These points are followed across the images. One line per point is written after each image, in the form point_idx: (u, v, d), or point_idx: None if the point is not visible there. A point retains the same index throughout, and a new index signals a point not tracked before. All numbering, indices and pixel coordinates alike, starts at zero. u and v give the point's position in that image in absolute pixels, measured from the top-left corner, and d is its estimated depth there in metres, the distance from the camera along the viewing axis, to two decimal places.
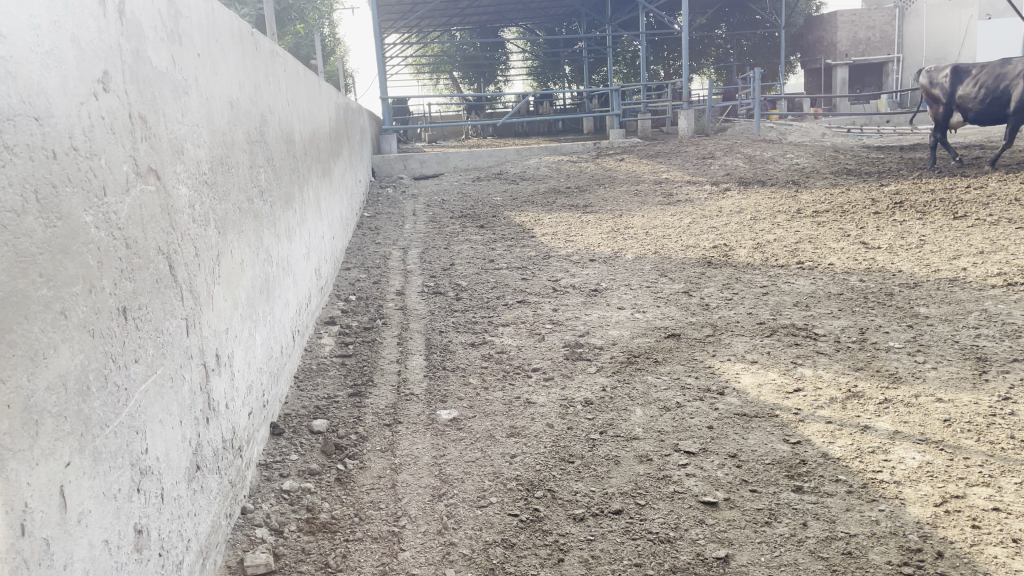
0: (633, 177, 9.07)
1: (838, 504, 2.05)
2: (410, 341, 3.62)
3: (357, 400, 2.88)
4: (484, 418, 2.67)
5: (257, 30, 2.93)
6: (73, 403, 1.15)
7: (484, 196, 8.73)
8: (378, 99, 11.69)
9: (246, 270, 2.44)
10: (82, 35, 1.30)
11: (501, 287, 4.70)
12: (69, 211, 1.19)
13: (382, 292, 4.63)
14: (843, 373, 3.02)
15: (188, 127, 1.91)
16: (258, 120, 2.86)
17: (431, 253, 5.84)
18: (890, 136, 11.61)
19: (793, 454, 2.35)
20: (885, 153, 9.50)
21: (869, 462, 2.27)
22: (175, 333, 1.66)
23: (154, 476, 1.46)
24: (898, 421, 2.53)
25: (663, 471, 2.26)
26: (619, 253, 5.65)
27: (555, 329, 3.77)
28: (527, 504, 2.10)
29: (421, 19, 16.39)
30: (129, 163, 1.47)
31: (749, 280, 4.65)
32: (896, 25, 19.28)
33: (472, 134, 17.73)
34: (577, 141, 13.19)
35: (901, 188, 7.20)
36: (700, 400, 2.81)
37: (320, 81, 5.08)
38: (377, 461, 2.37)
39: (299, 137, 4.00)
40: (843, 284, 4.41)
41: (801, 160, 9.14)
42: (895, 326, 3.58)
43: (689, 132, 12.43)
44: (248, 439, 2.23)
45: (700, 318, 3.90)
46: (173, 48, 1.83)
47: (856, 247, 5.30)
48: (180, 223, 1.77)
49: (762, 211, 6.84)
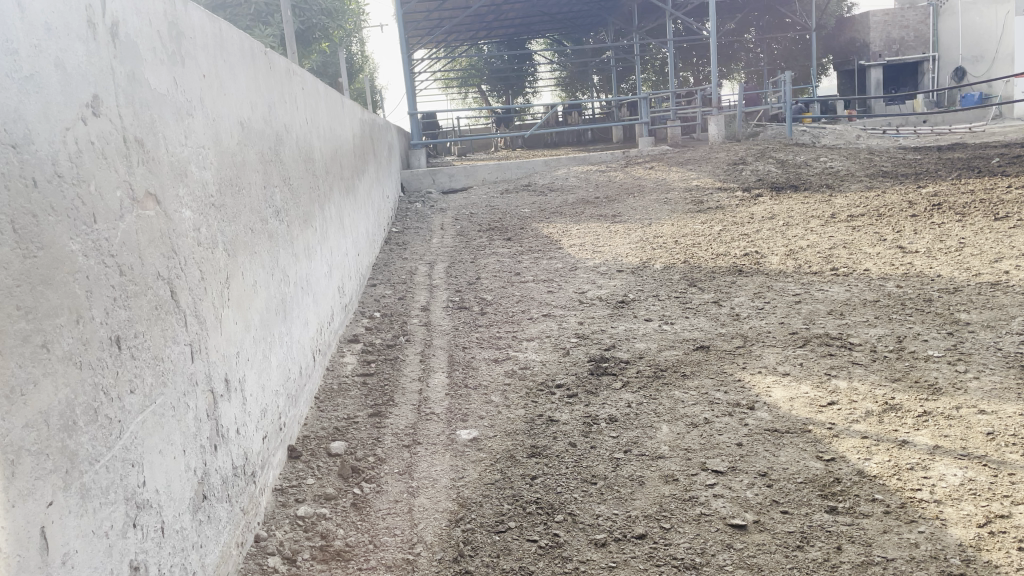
0: (663, 185, 8.96)
1: (874, 526, 1.94)
2: (432, 358, 3.56)
3: (377, 420, 2.83)
4: (505, 437, 2.61)
5: (270, 49, 2.91)
6: (56, 439, 1.11)
7: (512, 208, 8.68)
8: (407, 115, 11.73)
9: (260, 291, 2.40)
10: (68, 59, 1.27)
11: (526, 300, 4.63)
12: (52, 240, 1.15)
13: (407, 308, 4.60)
14: (879, 385, 2.90)
15: (192, 149, 1.88)
16: (272, 140, 2.83)
17: (457, 268, 5.79)
18: (927, 135, 11.44)
19: (828, 471, 2.24)
20: (922, 154, 9.28)
21: (908, 480, 2.15)
22: (177, 360, 1.62)
23: (152, 510, 1.42)
24: (938, 435, 2.41)
25: (689, 492, 2.17)
26: (647, 263, 5.55)
27: (580, 343, 3.70)
28: (547, 529, 2.03)
29: (449, 33, 16.45)
30: (124, 187, 1.44)
31: (781, 288, 4.53)
32: (931, 25, 18.94)
33: (501, 147, 17.72)
34: (607, 150, 13.10)
35: (939, 190, 7.01)
36: (730, 415, 2.71)
37: (342, 99, 5.09)
38: (394, 485, 2.31)
39: (320, 154, 3.98)
40: (879, 291, 4.27)
41: (835, 163, 8.97)
42: (934, 334, 3.45)
43: (719, 138, 12.28)
44: (262, 464, 2.19)
45: (730, 329, 3.79)
46: (173, 69, 1.80)
47: (892, 251, 5.14)
48: (182, 246, 1.73)
49: (796, 216, 6.69)
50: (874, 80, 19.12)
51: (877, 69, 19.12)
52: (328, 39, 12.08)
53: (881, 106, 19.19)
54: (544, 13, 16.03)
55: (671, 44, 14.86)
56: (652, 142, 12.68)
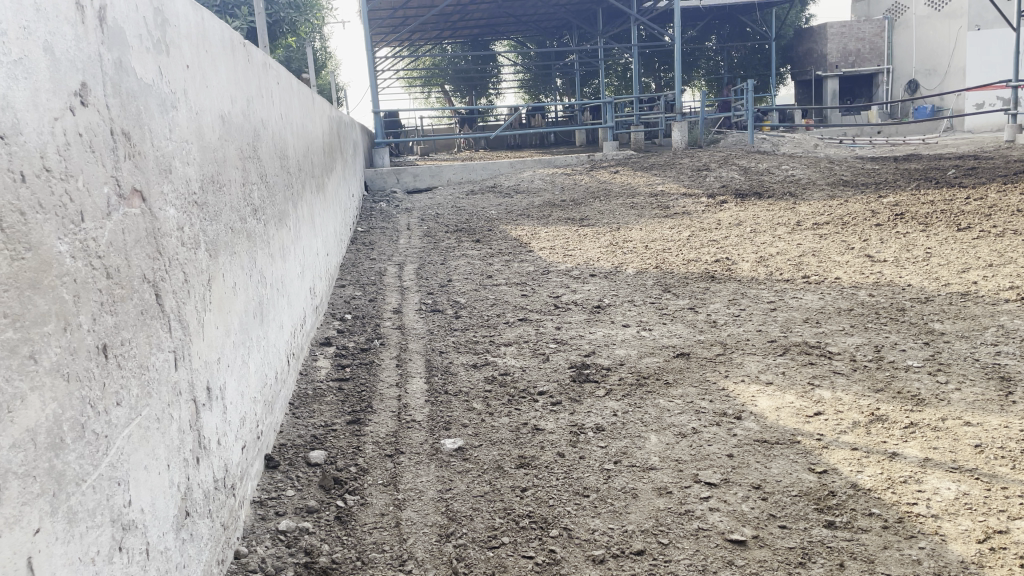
0: (629, 190, 8.94)
1: (874, 541, 1.92)
2: (409, 362, 3.47)
3: (356, 428, 2.74)
4: (491, 447, 2.53)
5: (249, 42, 2.80)
6: (43, 460, 1.01)
7: (478, 210, 8.60)
8: (370, 112, 11.54)
9: (239, 294, 2.30)
10: (56, 43, 1.16)
11: (501, 303, 4.56)
12: (40, 241, 1.05)
13: (378, 310, 4.49)
14: (863, 395, 2.89)
15: (177, 144, 1.78)
16: (251, 136, 2.72)
17: (427, 269, 5.69)
18: (883, 147, 11.66)
19: (821, 484, 2.22)
20: (880, 164, 9.43)
21: (902, 493, 2.14)
22: (162, 369, 1.52)
23: (138, 530, 1.32)
24: (926, 447, 2.41)
25: (685, 506, 2.13)
26: (619, 268, 5.52)
27: (559, 348, 3.64)
28: (542, 545, 1.96)
29: (413, 31, 16.30)
30: (111, 184, 1.34)
31: (755, 295, 4.52)
32: (886, 37, 19.37)
33: (464, 148, 17.63)
34: (571, 153, 13.07)
35: (900, 199, 7.12)
36: (717, 425, 2.67)
37: (313, 94, 4.96)
38: (379, 497, 2.22)
39: (293, 151, 3.86)
40: (852, 299, 4.30)
41: (797, 171, 9.07)
42: (911, 344, 3.47)
43: (683, 144, 12.34)
44: (241, 475, 2.09)
45: (709, 336, 3.77)
46: (160, 59, 1.70)
47: (861, 260, 5.19)
48: (167, 246, 1.63)
49: (763, 223, 6.73)
50: (829, 90, 19.84)
51: (833, 79, 19.77)
52: (294, 34, 11.85)
53: (838, 116, 19.63)
54: (510, 16, 15.99)
55: (635, 50, 14.81)
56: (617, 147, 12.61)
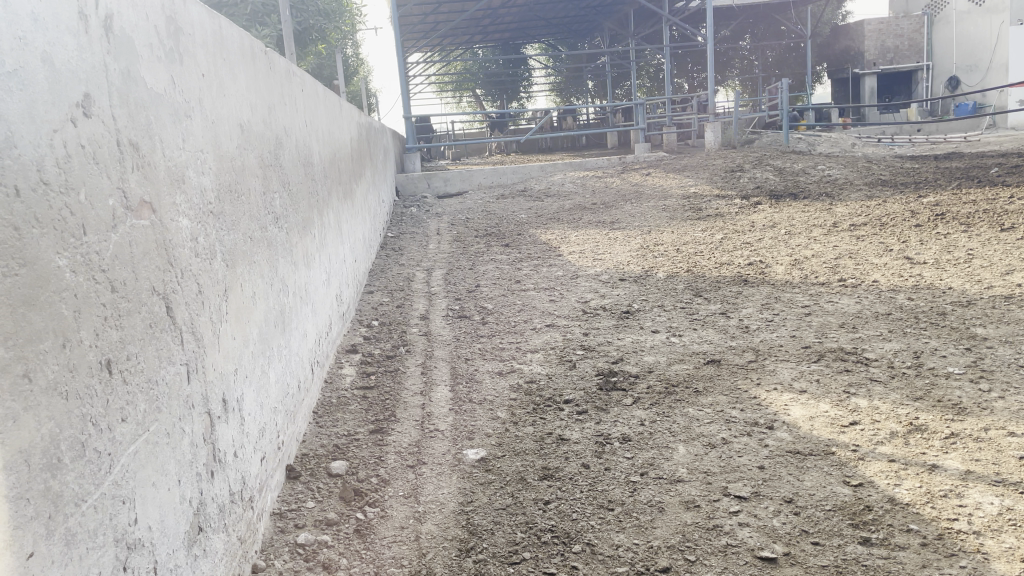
0: (661, 192, 8.84)
1: (912, 560, 1.83)
2: (434, 370, 3.44)
3: (379, 438, 2.71)
4: (514, 457, 2.49)
5: (270, 49, 2.79)
6: (38, 481, 0.99)
7: (508, 214, 8.55)
8: (402, 118, 11.57)
9: (259, 303, 2.28)
10: (56, 53, 1.14)
11: (528, 309, 4.51)
12: (36, 256, 1.03)
13: (406, 316, 4.47)
14: (901, 404, 2.78)
15: (191, 153, 1.76)
16: (272, 144, 2.72)
17: (455, 274, 5.66)
18: (923, 145, 11.39)
19: (856, 498, 2.13)
20: (920, 163, 9.19)
21: (942, 508, 2.05)
22: (172, 383, 1.49)
23: (144, 550, 1.29)
24: (968, 459, 2.31)
25: (713, 520, 2.06)
26: (650, 272, 5.43)
27: (587, 355, 3.58)
28: (564, 560, 1.91)
29: (443, 36, 16.34)
30: (117, 196, 1.32)
31: (789, 299, 4.42)
32: (925, 34, 18.97)
33: (496, 152, 17.64)
34: (602, 155, 12.97)
35: (941, 199, 6.93)
36: (748, 435, 2.60)
37: (340, 101, 4.97)
38: (400, 510, 2.19)
39: (319, 158, 3.86)
40: (890, 303, 4.17)
41: (834, 171, 8.88)
42: (952, 349, 3.34)
43: (716, 144, 12.18)
44: (260, 487, 2.07)
45: (741, 342, 3.68)
46: (172, 68, 1.68)
47: (900, 262, 5.04)
48: (179, 257, 1.61)
49: (798, 225, 6.60)
50: (867, 88, 19.40)
51: (871, 76, 19.33)
52: (325, 41, 11.93)
53: (876, 114, 19.26)
54: (541, 19, 15.92)
55: (667, 51, 14.60)
56: (649, 149, 12.49)
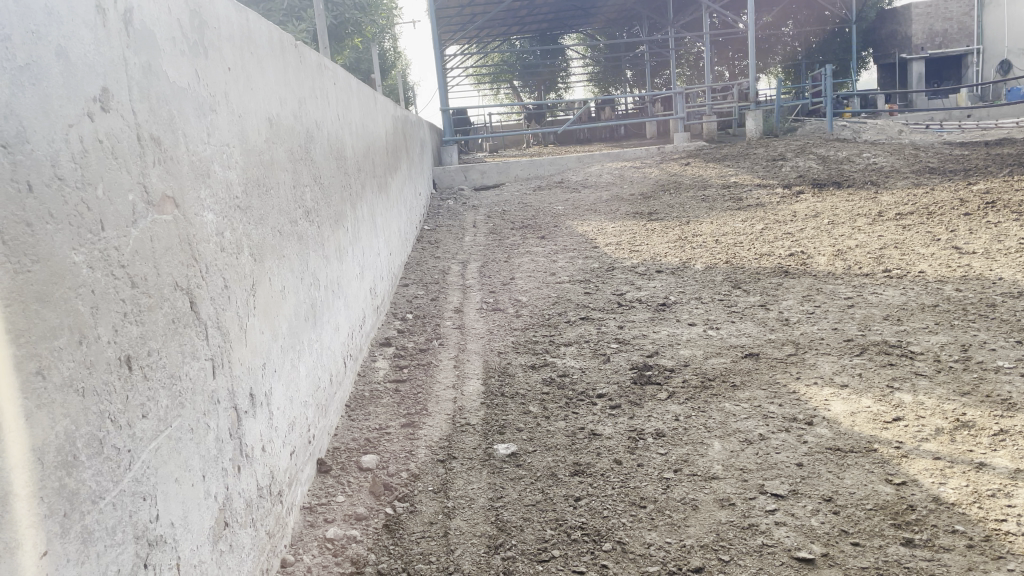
0: (700, 181, 8.70)
1: (956, 562, 1.76)
2: (467, 363, 3.42)
3: (410, 431, 2.69)
4: (545, 452, 2.46)
5: (300, 42, 2.79)
6: (52, 479, 0.98)
7: (545, 206, 8.51)
8: (439, 111, 11.58)
9: (289, 297, 2.28)
10: (72, 47, 1.14)
11: (563, 302, 4.46)
12: (49, 252, 1.02)
13: (440, 309, 4.46)
14: (947, 399, 2.69)
15: (216, 147, 1.75)
16: (303, 137, 2.72)
17: (490, 267, 5.64)
18: (973, 131, 11.05)
19: (899, 497, 2.06)
20: (970, 150, 8.90)
21: (990, 508, 1.96)
22: (197, 377, 1.49)
23: (167, 546, 1.28)
24: (1018, 457, 2.21)
25: (748, 519, 2.00)
26: (688, 263, 5.34)
27: (621, 348, 3.53)
28: (595, 559, 1.87)
29: (480, 28, 16.31)
30: (137, 192, 1.31)
31: (831, 291, 4.30)
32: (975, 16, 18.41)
33: (534, 143, 17.56)
34: (641, 145, 12.83)
35: (991, 186, 6.71)
36: (786, 431, 2.52)
37: (375, 94, 4.97)
38: (429, 505, 2.17)
39: (352, 151, 3.86)
40: (937, 294, 4.04)
41: (879, 159, 8.65)
42: (1002, 342, 3.22)
43: (757, 133, 11.97)
44: (289, 481, 2.06)
45: (780, 335, 3.59)
46: (196, 62, 1.68)
47: (948, 252, 4.89)
48: (204, 251, 1.60)
49: (841, 214, 6.44)
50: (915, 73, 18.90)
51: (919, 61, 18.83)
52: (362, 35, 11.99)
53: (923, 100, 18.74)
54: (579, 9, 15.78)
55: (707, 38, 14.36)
56: (688, 138, 12.32)
